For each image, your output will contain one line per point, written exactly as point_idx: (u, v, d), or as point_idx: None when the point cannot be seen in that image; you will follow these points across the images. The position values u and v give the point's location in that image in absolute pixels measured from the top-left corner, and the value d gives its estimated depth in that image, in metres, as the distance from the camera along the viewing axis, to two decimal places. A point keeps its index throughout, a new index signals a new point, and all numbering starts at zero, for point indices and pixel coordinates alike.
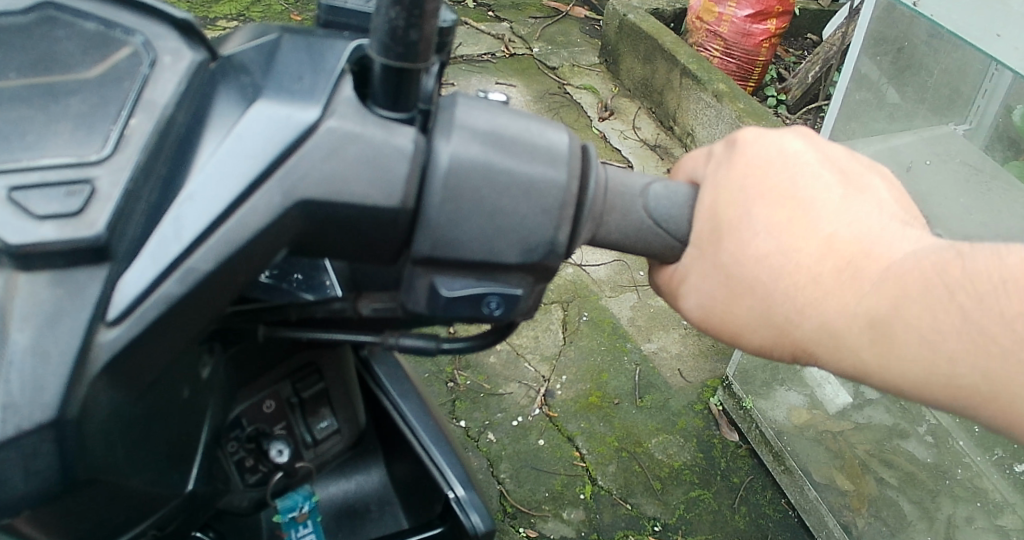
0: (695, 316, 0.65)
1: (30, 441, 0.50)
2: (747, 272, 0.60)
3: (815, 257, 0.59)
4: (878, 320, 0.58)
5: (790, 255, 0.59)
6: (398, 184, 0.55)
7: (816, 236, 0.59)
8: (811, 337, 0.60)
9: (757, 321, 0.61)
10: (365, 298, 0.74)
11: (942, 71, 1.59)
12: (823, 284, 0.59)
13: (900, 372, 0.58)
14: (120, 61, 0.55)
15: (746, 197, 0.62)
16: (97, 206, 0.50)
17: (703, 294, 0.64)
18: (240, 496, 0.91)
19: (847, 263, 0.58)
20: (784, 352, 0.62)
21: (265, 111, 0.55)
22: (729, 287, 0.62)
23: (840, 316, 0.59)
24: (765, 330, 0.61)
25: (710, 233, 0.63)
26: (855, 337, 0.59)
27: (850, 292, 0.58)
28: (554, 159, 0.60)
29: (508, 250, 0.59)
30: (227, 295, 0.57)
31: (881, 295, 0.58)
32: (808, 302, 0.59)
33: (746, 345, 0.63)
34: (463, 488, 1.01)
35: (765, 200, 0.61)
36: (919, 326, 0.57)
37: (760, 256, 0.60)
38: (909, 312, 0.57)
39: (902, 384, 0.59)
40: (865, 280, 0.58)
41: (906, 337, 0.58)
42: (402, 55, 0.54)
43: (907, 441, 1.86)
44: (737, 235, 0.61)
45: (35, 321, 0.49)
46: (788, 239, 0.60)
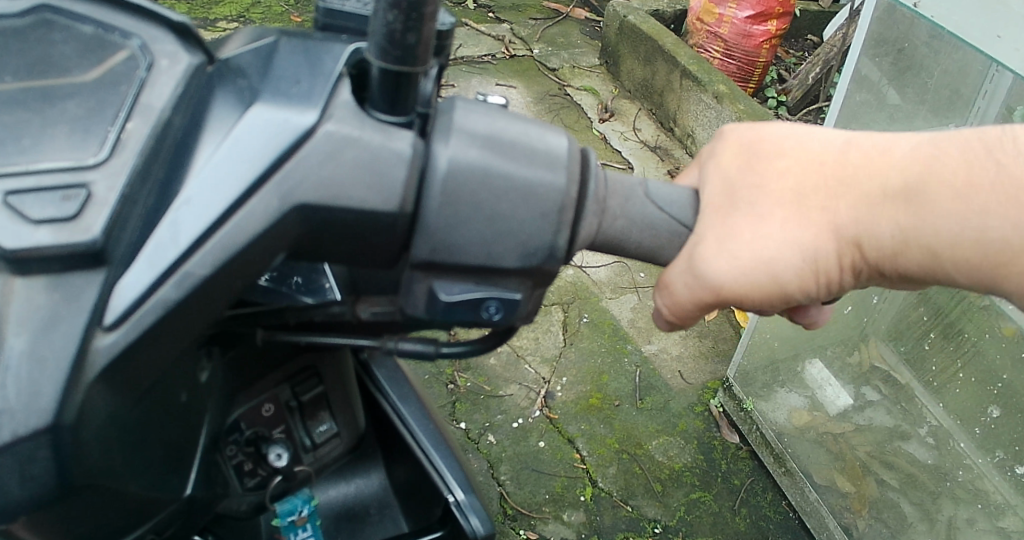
0: (723, 266, 0.62)
1: (26, 446, 0.50)
2: (770, 188, 0.62)
3: (830, 152, 0.62)
4: (909, 187, 0.59)
5: (807, 164, 0.62)
6: (396, 188, 0.55)
7: (824, 145, 0.63)
8: (846, 226, 0.60)
9: (791, 231, 0.61)
10: (364, 302, 0.73)
11: (942, 72, 1.57)
12: (844, 171, 0.61)
13: (939, 234, 0.58)
14: (117, 65, 0.55)
15: (748, 139, 0.66)
16: (92, 212, 0.50)
17: (729, 232, 0.62)
18: (237, 500, 0.91)
19: (861, 152, 0.62)
20: (824, 262, 0.61)
21: (263, 115, 0.54)
22: (758, 208, 0.62)
23: (869, 195, 0.60)
24: (801, 237, 0.61)
25: (725, 176, 0.65)
26: (888, 211, 0.60)
27: (873, 170, 0.60)
28: (553, 162, 0.60)
29: (506, 255, 0.59)
30: (224, 300, 0.57)
31: (904, 169, 0.59)
32: (835, 191, 0.61)
33: (784, 271, 0.61)
34: (463, 492, 1.01)
35: (766, 137, 0.66)
36: (949, 182, 0.58)
37: (780, 167, 0.63)
38: (935, 169, 0.59)
39: (943, 249, 0.59)
40: (882, 158, 0.61)
41: (938, 196, 0.58)
42: (399, 59, 0.53)
43: (908, 442, 1.83)
44: (751, 165, 0.64)
45: (31, 327, 0.49)
46: (799, 154, 0.63)
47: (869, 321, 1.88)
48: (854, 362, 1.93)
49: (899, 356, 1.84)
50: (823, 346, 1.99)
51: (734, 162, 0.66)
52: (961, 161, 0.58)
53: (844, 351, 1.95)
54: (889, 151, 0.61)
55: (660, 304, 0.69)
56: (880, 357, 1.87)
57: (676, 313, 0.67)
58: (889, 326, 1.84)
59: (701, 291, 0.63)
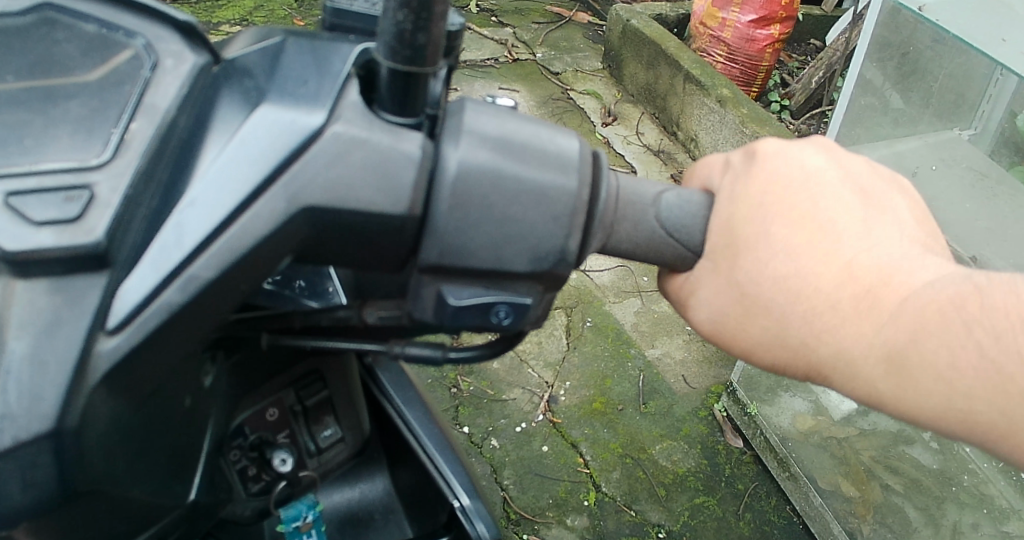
0: (703, 330, 0.64)
1: (27, 453, 0.49)
2: (761, 292, 0.59)
3: (832, 283, 0.57)
4: (895, 351, 0.56)
5: (808, 280, 0.57)
6: (405, 191, 0.54)
7: (834, 259, 0.57)
8: (824, 362, 0.58)
9: (769, 341, 0.59)
10: (370, 306, 0.72)
11: (947, 76, 1.60)
12: (842, 309, 0.56)
13: (914, 405, 0.57)
14: (121, 64, 0.54)
15: (763, 209, 0.60)
16: (96, 213, 0.49)
17: (714, 312, 0.62)
18: (242, 506, 0.90)
19: (865, 292, 0.56)
20: (796, 374, 0.61)
21: (269, 116, 0.54)
22: (743, 305, 0.60)
23: (855, 346, 0.57)
24: (777, 351, 0.60)
25: (727, 247, 0.61)
26: (870, 367, 0.57)
27: (866, 321, 0.56)
28: (565, 165, 0.59)
29: (516, 259, 0.58)
30: (229, 304, 0.56)
31: (898, 328, 0.55)
32: (826, 329, 0.57)
33: (758, 364, 0.62)
34: (468, 498, 0.99)
35: (782, 217, 0.59)
36: (935, 359, 0.55)
37: (777, 274, 0.58)
38: (926, 346, 0.55)
39: (915, 416, 0.57)
40: (885, 309, 0.56)
41: (923, 372, 0.55)
42: (409, 58, 0.53)
43: (912, 447, 1.83)
44: (753, 252, 0.59)
45: (34, 328, 0.48)
46: (804, 262, 0.57)
47: None
48: None
49: None
50: None
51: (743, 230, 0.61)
52: (959, 340, 0.54)
53: None
54: (896, 293, 0.56)
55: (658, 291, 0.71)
56: None
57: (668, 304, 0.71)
58: None
59: (686, 328, 0.66)
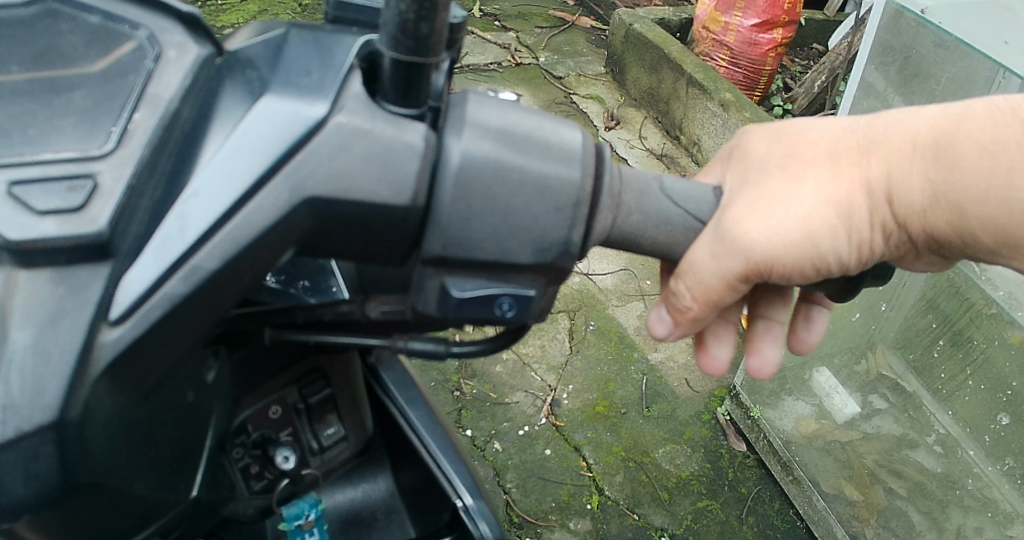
0: (756, 227, 0.65)
1: (30, 443, 0.48)
2: (805, 155, 0.69)
3: (856, 125, 0.71)
4: (933, 147, 0.68)
5: (837, 134, 0.70)
6: (409, 181, 0.54)
7: (847, 120, 0.71)
8: (879, 183, 0.68)
9: (824, 193, 0.67)
10: (373, 301, 0.71)
11: (949, 78, 1.51)
12: (874, 136, 0.69)
13: (965, 188, 0.68)
14: (124, 55, 0.54)
15: (774, 125, 0.74)
16: (99, 202, 0.49)
17: (765, 196, 0.67)
18: (244, 504, 0.89)
19: (883, 124, 0.70)
20: (859, 218, 0.68)
21: (272, 106, 0.53)
22: (795, 171, 0.68)
23: (897, 157, 0.69)
24: (836, 195, 0.68)
25: (756, 160, 0.72)
26: (916, 172, 0.68)
27: (897, 137, 0.69)
28: (569, 157, 0.59)
29: (520, 250, 0.58)
30: (233, 296, 0.56)
31: (925, 134, 0.69)
32: (868, 155, 0.69)
33: (822, 228, 0.67)
34: (471, 497, 0.99)
35: (792, 123, 0.73)
36: (968, 141, 0.67)
37: (806, 141, 0.70)
38: (959, 132, 0.68)
39: (967, 202, 0.68)
40: (905, 127, 0.70)
41: (963, 156, 0.67)
42: (411, 48, 0.53)
43: (916, 451, 1.82)
44: (780, 144, 0.71)
45: (36, 320, 0.48)
46: (827, 127, 0.71)
47: (877, 329, 1.85)
48: (862, 370, 1.90)
49: (907, 365, 1.81)
50: (830, 354, 1.96)
51: (763, 143, 0.73)
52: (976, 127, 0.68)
53: (852, 360, 1.92)
54: (908, 119, 0.70)
55: (681, 289, 0.70)
56: (887, 366, 1.84)
57: (702, 294, 0.69)
58: (897, 335, 1.80)
59: (728, 258, 0.65)
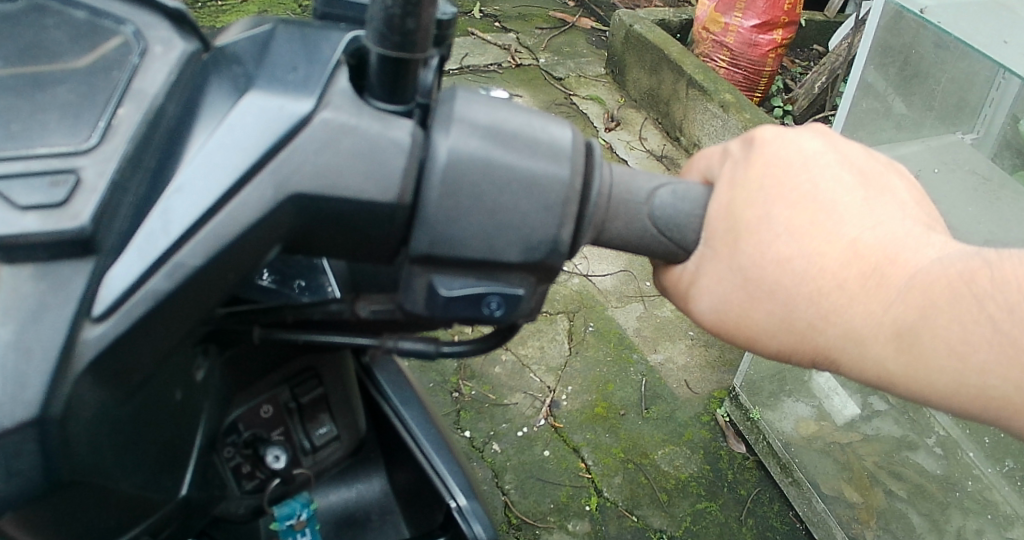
0: (706, 315, 0.62)
1: (12, 440, 0.48)
2: (768, 276, 0.57)
3: (841, 259, 0.55)
4: (904, 330, 0.55)
5: (812, 262, 0.56)
6: (395, 178, 0.54)
7: (837, 240, 0.56)
8: (832, 344, 0.57)
9: (775, 324, 0.58)
10: (363, 300, 0.72)
11: (949, 80, 1.59)
12: (854, 284, 0.55)
13: (925, 385, 0.56)
14: (109, 51, 0.54)
15: (763, 194, 0.58)
16: (81, 197, 0.49)
17: (717, 294, 0.60)
18: (236, 503, 0.89)
19: (874, 263, 0.55)
20: (799, 359, 0.59)
21: (257, 102, 0.53)
22: (750, 291, 0.58)
23: (862, 325, 0.56)
24: (783, 334, 0.58)
25: (729, 233, 0.60)
26: (878, 349, 0.56)
27: (874, 300, 0.55)
28: (557, 156, 0.58)
29: (508, 249, 0.57)
30: (218, 293, 0.56)
31: (907, 305, 0.54)
32: (832, 310, 0.56)
33: (762, 351, 0.60)
34: (465, 498, 0.98)
35: (787, 197, 0.58)
36: (945, 336, 0.54)
37: (781, 252, 0.57)
38: (938, 324, 0.54)
39: (923, 396, 0.57)
40: (893, 285, 0.55)
41: (933, 350, 0.55)
42: (398, 44, 0.53)
43: (916, 453, 1.84)
44: (759, 232, 0.58)
45: (18, 315, 0.48)
46: (808, 245, 0.56)
47: None
48: None
49: None
50: None
51: (742, 217, 0.59)
52: (962, 319, 0.54)
53: None
54: (901, 274, 0.55)
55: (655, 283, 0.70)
56: None
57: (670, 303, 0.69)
58: None
59: (689, 319, 0.64)
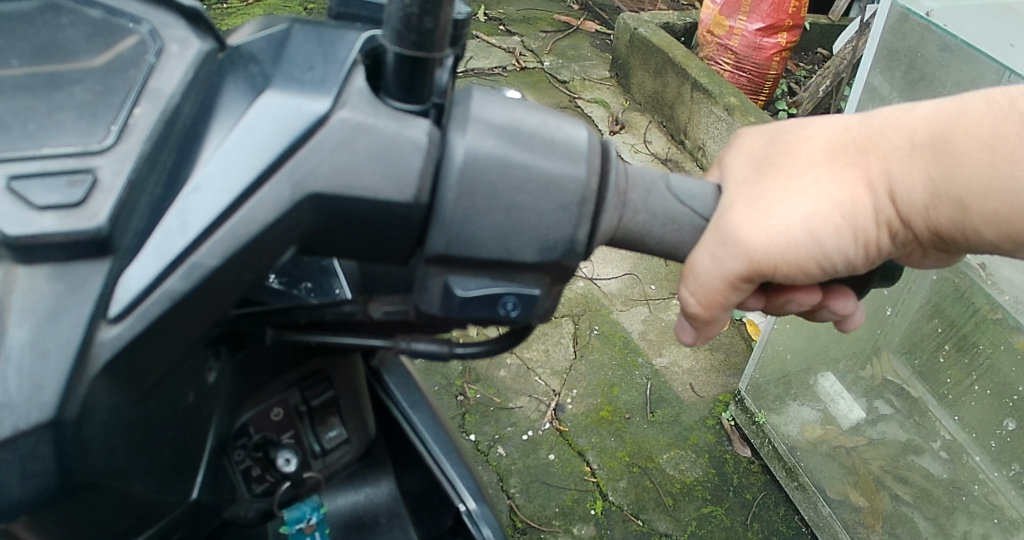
0: (753, 227, 0.61)
1: (27, 441, 0.47)
2: (799, 153, 0.64)
3: (851, 122, 0.64)
4: (935, 138, 0.61)
5: (832, 130, 0.64)
6: (411, 179, 0.53)
7: (843, 116, 0.65)
8: (878, 182, 0.62)
9: (825, 190, 0.61)
10: (376, 301, 0.70)
11: (954, 83, 1.50)
12: (872, 132, 0.63)
13: (973, 180, 0.60)
14: (126, 50, 0.54)
15: (767, 123, 0.68)
16: (98, 198, 0.48)
17: (759, 196, 0.62)
18: (245, 507, 0.89)
19: (880, 119, 0.64)
20: (860, 219, 0.61)
21: (274, 102, 0.53)
22: (792, 167, 0.63)
23: (898, 154, 0.62)
24: (836, 195, 0.61)
25: (748, 158, 0.66)
26: (919, 164, 0.62)
27: (896, 132, 0.63)
28: (574, 154, 0.58)
29: (525, 249, 0.57)
30: (234, 294, 0.55)
31: (923, 127, 0.62)
32: (865, 153, 0.62)
33: (823, 230, 0.60)
34: (474, 501, 0.98)
35: (787, 121, 0.67)
36: (973, 132, 0.61)
37: (799, 137, 0.65)
38: (960, 121, 0.61)
39: (975, 197, 0.61)
40: (905, 118, 0.63)
41: (967, 146, 0.60)
42: (415, 44, 0.52)
43: (922, 456, 1.79)
44: (776, 139, 0.66)
45: (35, 316, 0.48)
46: (821, 125, 0.65)
47: (882, 334, 1.83)
48: (867, 376, 1.88)
49: (912, 370, 1.79)
50: (836, 359, 1.95)
51: (758, 140, 0.67)
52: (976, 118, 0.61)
53: (858, 365, 1.91)
54: (907, 113, 0.64)
55: (688, 295, 0.66)
56: (893, 370, 1.82)
57: (706, 297, 0.65)
58: (903, 339, 1.79)
59: (734, 257, 0.61)
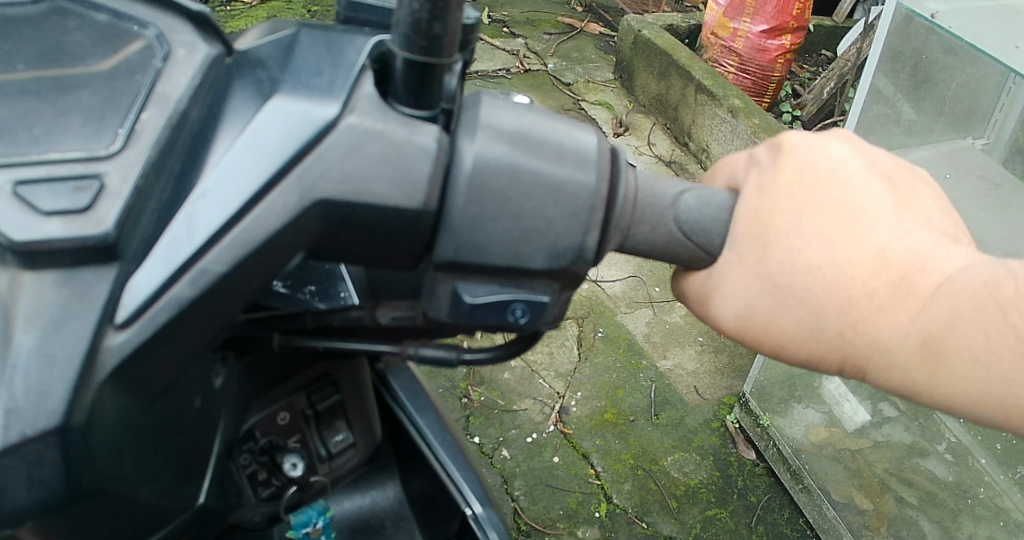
0: (732, 320, 0.61)
1: (34, 449, 0.47)
2: (802, 279, 0.57)
3: (871, 260, 0.55)
4: (932, 340, 0.55)
5: (846, 267, 0.56)
6: (421, 184, 0.53)
7: (869, 248, 0.56)
8: (859, 353, 0.57)
9: (804, 333, 0.58)
10: (384, 307, 0.71)
11: (959, 84, 1.58)
12: (885, 295, 0.55)
13: (948, 392, 0.57)
14: (132, 54, 0.54)
15: (796, 199, 0.58)
16: (106, 203, 0.48)
17: (744, 305, 0.59)
18: (251, 511, 0.88)
19: (906, 274, 0.55)
20: (830, 366, 0.59)
21: (283, 105, 0.53)
22: (784, 299, 0.57)
23: (889, 339, 0.56)
24: (814, 339, 0.58)
25: (755, 236, 0.59)
26: (909, 354, 0.56)
27: (908, 312, 0.55)
28: (583, 160, 0.58)
29: (534, 255, 0.56)
30: (241, 300, 0.55)
31: (933, 316, 0.55)
32: (862, 316, 0.56)
33: (787, 359, 0.60)
34: (480, 505, 0.97)
35: (818, 203, 0.57)
36: (972, 348, 0.55)
37: (817, 255, 0.56)
38: (962, 334, 0.55)
39: (942, 404, 0.57)
40: (926, 292, 0.55)
41: (957, 358, 0.56)
42: (425, 49, 0.52)
43: (926, 460, 1.82)
44: (791, 237, 0.57)
45: (41, 322, 0.47)
46: (839, 251, 0.56)
47: None
48: None
49: None
50: None
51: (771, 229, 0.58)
52: (983, 334, 0.55)
53: None
54: (931, 287, 0.55)
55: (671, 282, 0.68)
56: None
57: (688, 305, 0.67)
58: None
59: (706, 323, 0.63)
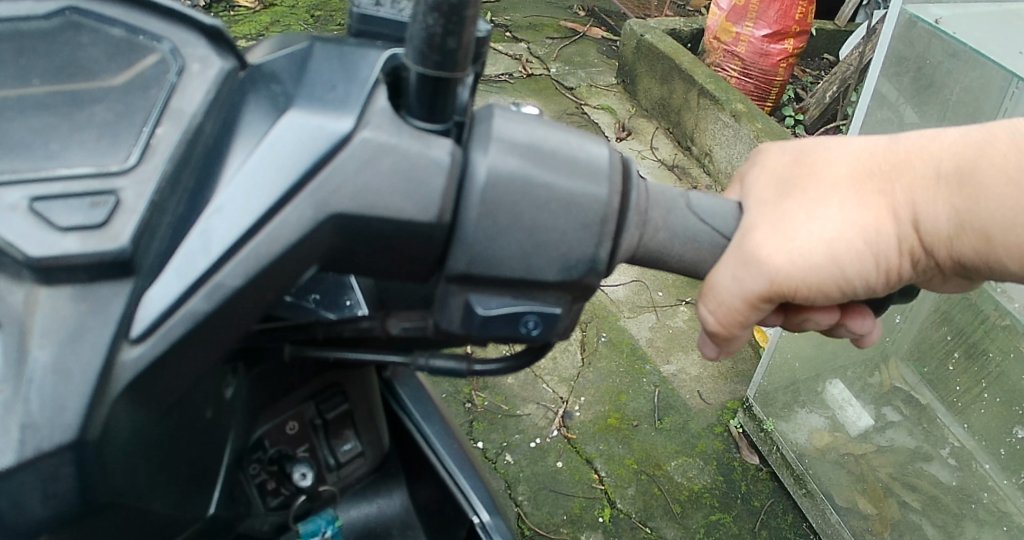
0: (778, 247, 0.60)
1: (48, 464, 0.47)
2: (823, 176, 0.62)
3: (877, 144, 0.63)
4: (962, 169, 0.60)
5: (855, 156, 0.63)
6: (433, 198, 0.53)
7: (869, 141, 0.63)
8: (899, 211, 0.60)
9: (847, 217, 0.60)
10: (394, 317, 0.70)
11: (963, 89, 1.51)
12: (897, 158, 0.62)
13: (998, 216, 0.58)
14: (147, 68, 0.54)
15: (792, 145, 0.66)
16: (121, 218, 0.48)
17: (783, 217, 0.61)
18: (259, 520, 0.88)
19: (908, 143, 0.62)
20: (882, 245, 0.60)
21: (296, 120, 0.53)
22: (814, 191, 0.62)
23: (920, 189, 0.60)
24: (858, 218, 0.60)
25: (771, 175, 0.65)
26: (942, 193, 0.60)
27: (921, 160, 0.61)
28: (596, 175, 0.58)
29: (547, 267, 0.56)
30: (256, 313, 0.55)
31: (949, 158, 0.60)
32: (885, 181, 0.61)
33: (845, 255, 0.59)
34: (488, 513, 0.96)
35: (812, 143, 0.66)
36: (1002, 163, 0.58)
37: (827, 160, 0.63)
38: (988, 152, 0.59)
39: (997, 232, 0.59)
40: (932, 145, 0.62)
41: (992, 180, 0.59)
42: (438, 63, 0.52)
43: (930, 464, 1.80)
44: (799, 160, 0.64)
45: (56, 337, 0.47)
46: (843, 151, 0.63)
47: (892, 341, 1.83)
48: (874, 383, 1.88)
49: (921, 377, 1.79)
50: (845, 366, 1.92)
51: (781, 165, 0.65)
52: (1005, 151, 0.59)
53: (865, 372, 1.90)
54: (936, 139, 0.62)
55: (705, 314, 0.66)
56: (901, 378, 1.83)
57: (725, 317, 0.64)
58: (911, 347, 1.79)
59: (754, 278, 0.60)
